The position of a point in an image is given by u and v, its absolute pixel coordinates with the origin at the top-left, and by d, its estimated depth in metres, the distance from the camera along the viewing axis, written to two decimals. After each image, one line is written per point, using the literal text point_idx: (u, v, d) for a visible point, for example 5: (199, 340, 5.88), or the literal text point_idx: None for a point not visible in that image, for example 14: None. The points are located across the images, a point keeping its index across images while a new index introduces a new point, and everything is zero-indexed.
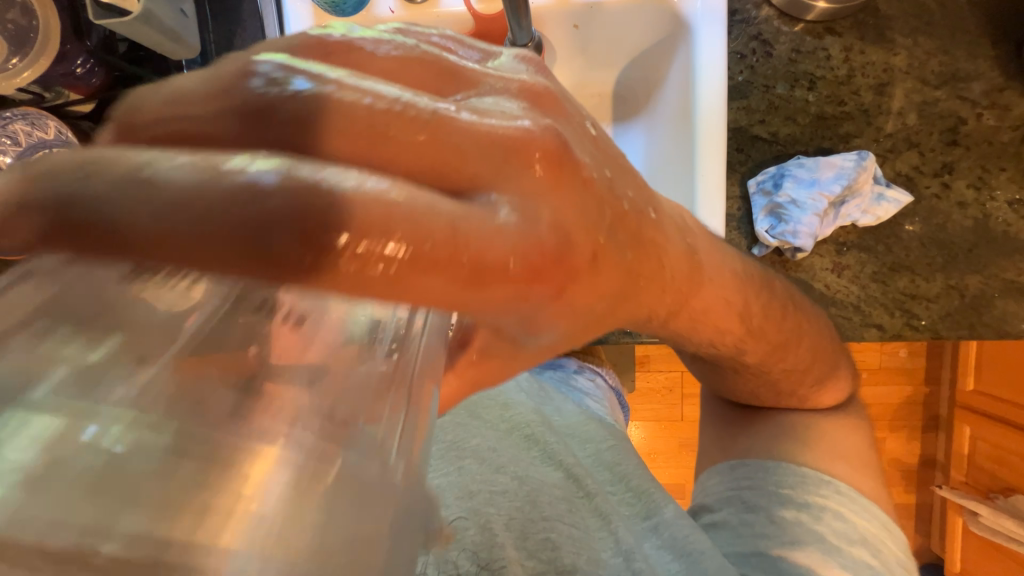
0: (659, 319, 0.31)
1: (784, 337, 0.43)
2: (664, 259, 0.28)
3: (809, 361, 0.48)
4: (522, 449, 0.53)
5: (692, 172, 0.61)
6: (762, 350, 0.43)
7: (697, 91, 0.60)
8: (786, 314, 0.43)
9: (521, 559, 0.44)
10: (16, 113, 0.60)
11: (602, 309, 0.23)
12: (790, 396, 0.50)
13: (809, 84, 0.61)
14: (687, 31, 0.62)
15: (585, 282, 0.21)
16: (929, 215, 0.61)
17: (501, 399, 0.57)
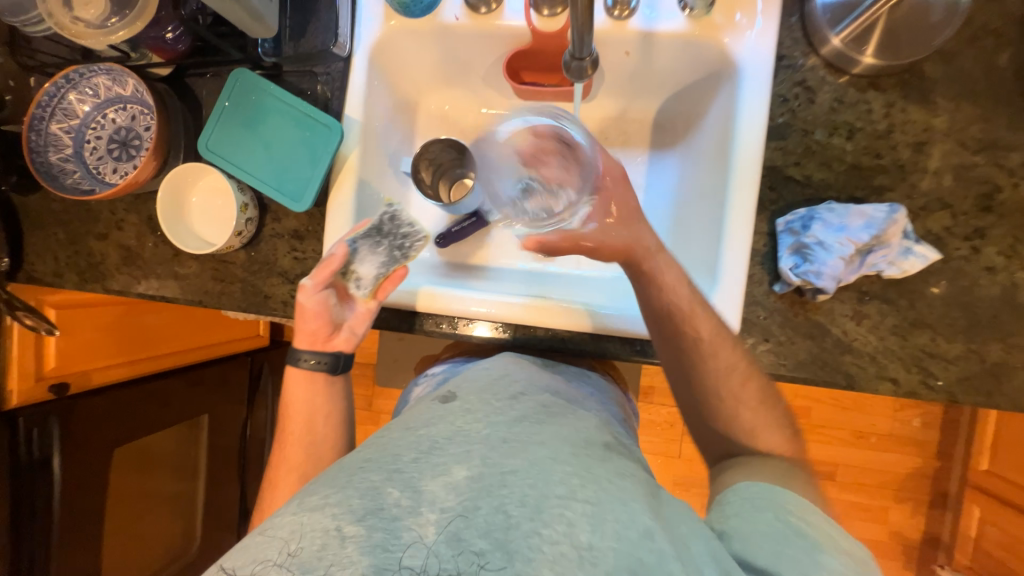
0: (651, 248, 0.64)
1: (710, 342, 0.60)
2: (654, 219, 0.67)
3: (735, 388, 0.61)
4: (524, 428, 0.51)
5: (724, 205, 0.64)
6: (691, 335, 0.61)
7: (736, 143, 0.63)
8: (710, 318, 0.61)
9: (537, 530, 0.42)
10: (100, 67, 0.68)
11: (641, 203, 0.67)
12: (734, 408, 0.61)
13: (847, 134, 0.63)
14: (732, 72, 0.65)
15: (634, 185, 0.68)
16: (956, 277, 0.61)
17: (510, 388, 0.57)
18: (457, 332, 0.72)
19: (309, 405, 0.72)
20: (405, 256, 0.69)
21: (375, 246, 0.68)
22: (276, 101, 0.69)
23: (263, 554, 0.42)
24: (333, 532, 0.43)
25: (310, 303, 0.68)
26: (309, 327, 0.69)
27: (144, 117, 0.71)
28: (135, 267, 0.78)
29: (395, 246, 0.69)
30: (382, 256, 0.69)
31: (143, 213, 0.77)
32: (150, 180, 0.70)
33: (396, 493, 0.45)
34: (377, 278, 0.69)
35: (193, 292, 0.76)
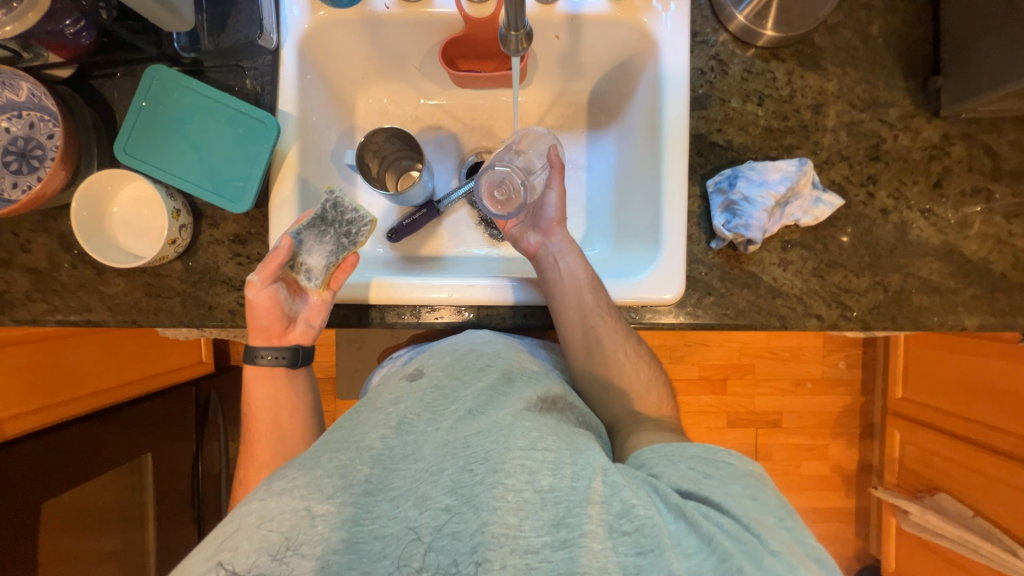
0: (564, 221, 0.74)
1: (595, 307, 0.67)
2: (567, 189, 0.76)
3: (619, 325, 0.67)
4: (493, 402, 0.51)
5: (659, 173, 0.69)
6: (576, 297, 0.67)
7: (664, 115, 0.68)
8: (589, 283, 0.68)
9: (507, 484, 0.43)
10: None
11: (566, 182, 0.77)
12: (619, 349, 0.67)
13: (758, 101, 0.70)
14: (654, 48, 0.70)
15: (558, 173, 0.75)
16: (858, 220, 0.69)
17: (477, 360, 0.56)
18: (421, 321, 0.71)
19: (264, 428, 0.65)
20: (352, 244, 0.66)
21: (321, 235, 0.65)
22: (205, 99, 0.65)
23: (234, 543, 0.41)
24: (304, 513, 0.42)
25: (259, 298, 0.63)
26: (262, 324, 0.65)
27: (45, 125, 0.64)
28: (49, 292, 0.70)
29: (341, 234, 0.66)
30: (329, 246, 0.65)
31: (55, 232, 0.70)
32: (60, 192, 0.63)
33: (366, 469, 0.45)
34: (327, 269, 0.65)
35: (123, 312, 0.70)
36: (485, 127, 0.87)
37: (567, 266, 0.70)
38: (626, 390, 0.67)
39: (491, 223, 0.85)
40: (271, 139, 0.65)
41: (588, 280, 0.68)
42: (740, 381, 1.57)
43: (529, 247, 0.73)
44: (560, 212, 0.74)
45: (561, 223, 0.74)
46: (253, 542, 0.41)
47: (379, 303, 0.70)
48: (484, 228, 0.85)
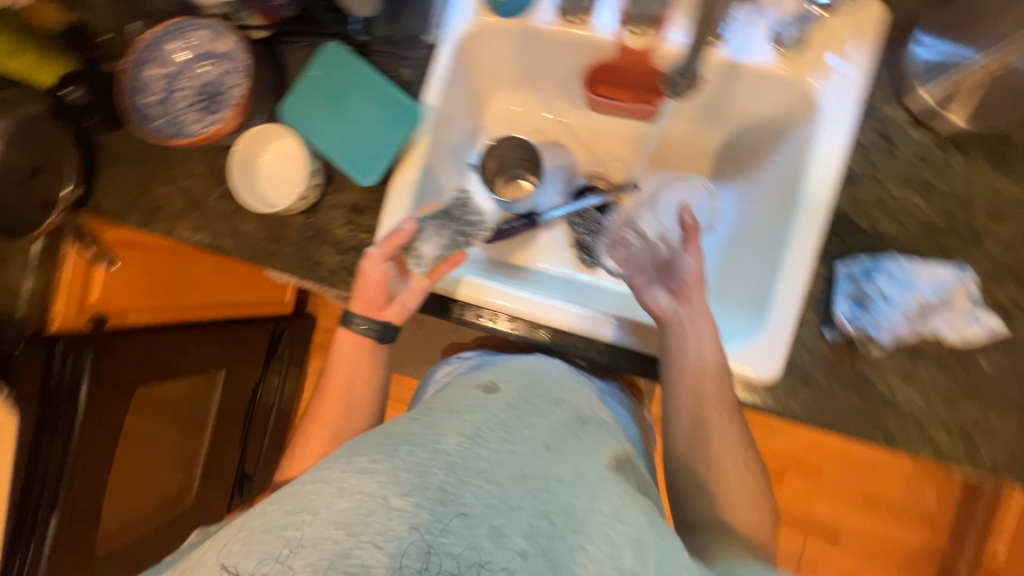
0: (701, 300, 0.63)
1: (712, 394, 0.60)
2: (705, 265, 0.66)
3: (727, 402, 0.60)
4: (569, 445, 0.50)
5: (783, 244, 0.63)
6: (694, 382, 0.60)
7: (807, 184, 0.63)
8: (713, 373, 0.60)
9: (588, 547, 0.42)
10: (204, 23, 0.71)
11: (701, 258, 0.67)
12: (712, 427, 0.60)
13: (922, 190, 0.62)
14: (814, 113, 0.65)
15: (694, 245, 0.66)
16: (1016, 351, 0.59)
17: (553, 393, 0.58)
18: (493, 327, 0.72)
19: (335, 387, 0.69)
20: (466, 244, 0.70)
21: (441, 227, 0.69)
22: (363, 79, 0.70)
23: (313, 507, 0.42)
24: (380, 502, 0.42)
25: (375, 271, 0.66)
26: (368, 296, 0.67)
27: (233, 75, 0.73)
28: (194, 216, 0.81)
29: (459, 231, 0.70)
30: (444, 239, 0.69)
31: (213, 166, 0.80)
32: (230, 134, 0.72)
33: (441, 475, 0.44)
34: (436, 259, 0.68)
35: (246, 247, 0.78)
36: (603, 154, 0.87)
37: (697, 341, 0.61)
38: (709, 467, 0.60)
39: (585, 248, 0.83)
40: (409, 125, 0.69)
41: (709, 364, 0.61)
42: (799, 478, 1.41)
43: (658, 308, 0.64)
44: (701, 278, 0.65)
45: (699, 289, 0.64)
46: (331, 515, 0.42)
47: (465, 299, 0.71)
48: (578, 250, 0.84)
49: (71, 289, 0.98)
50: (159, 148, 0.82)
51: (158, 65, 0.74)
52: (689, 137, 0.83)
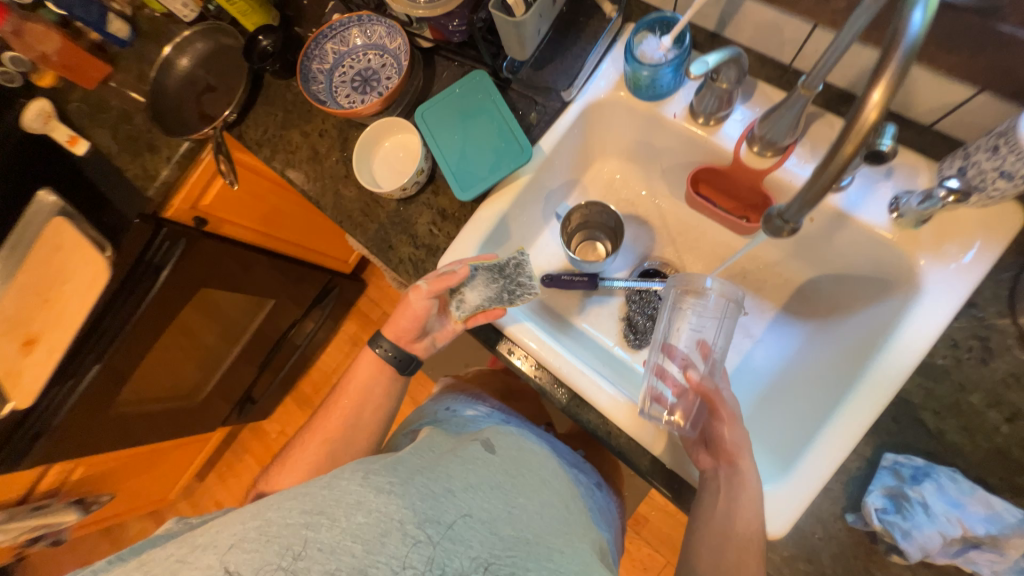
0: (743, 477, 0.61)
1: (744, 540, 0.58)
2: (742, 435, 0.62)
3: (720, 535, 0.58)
4: (548, 519, 0.63)
5: (832, 410, 0.60)
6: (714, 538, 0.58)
7: (875, 362, 0.61)
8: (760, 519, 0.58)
9: None
10: (385, 21, 0.82)
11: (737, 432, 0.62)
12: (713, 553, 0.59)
13: (1009, 415, 0.57)
14: (913, 292, 0.62)
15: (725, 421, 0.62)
16: None
17: (539, 473, 0.69)
18: (522, 369, 0.74)
19: (350, 404, 0.77)
20: (507, 301, 0.72)
21: (491, 281, 0.72)
22: (495, 111, 0.76)
23: (336, 518, 0.52)
24: (395, 522, 0.52)
25: (420, 303, 0.72)
26: (404, 325, 0.74)
27: (391, 70, 0.84)
28: (312, 169, 0.91)
29: (507, 288, 0.72)
30: (492, 292, 0.72)
31: (342, 134, 0.91)
32: (368, 116, 0.82)
33: (453, 515, 0.56)
34: (477, 308, 0.72)
35: (340, 211, 0.87)
36: (684, 247, 0.88)
37: (731, 499, 0.59)
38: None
39: (634, 327, 0.87)
40: (519, 163, 0.74)
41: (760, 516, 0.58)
42: None
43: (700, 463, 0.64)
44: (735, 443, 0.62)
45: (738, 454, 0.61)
46: (357, 527, 0.51)
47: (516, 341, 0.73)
48: (625, 327, 0.88)
49: (193, 189, 1.10)
50: (308, 104, 0.94)
51: (335, 41, 0.85)
52: (774, 263, 0.82)
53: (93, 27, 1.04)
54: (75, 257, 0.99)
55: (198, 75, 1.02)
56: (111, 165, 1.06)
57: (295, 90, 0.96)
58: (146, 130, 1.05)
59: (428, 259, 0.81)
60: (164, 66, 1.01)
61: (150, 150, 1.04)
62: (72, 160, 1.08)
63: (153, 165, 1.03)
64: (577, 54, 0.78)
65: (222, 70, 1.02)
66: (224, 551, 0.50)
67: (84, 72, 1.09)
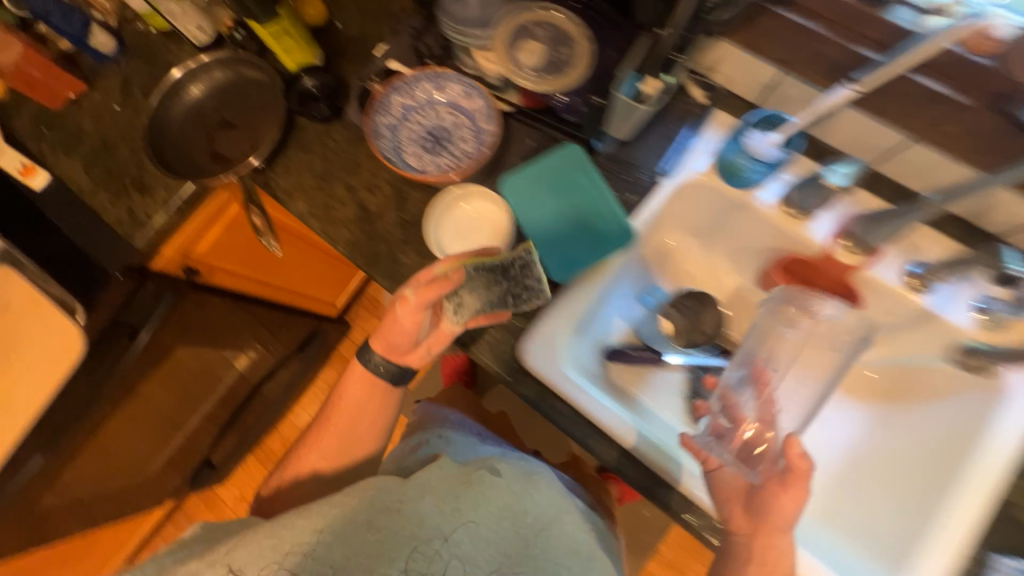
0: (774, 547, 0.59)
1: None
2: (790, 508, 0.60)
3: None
4: (560, 528, 0.61)
5: (943, 509, 0.65)
6: None
7: (973, 461, 0.65)
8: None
9: None
10: (463, 79, 0.76)
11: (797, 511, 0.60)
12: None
13: None
14: (996, 396, 0.67)
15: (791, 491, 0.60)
16: None
17: (556, 489, 0.65)
18: (611, 463, 0.70)
19: (341, 416, 0.70)
20: (512, 304, 0.68)
21: (492, 281, 0.67)
22: (589, 185, 0.71)
23: (339, 530, 0.52)
24: (409, 530, 0.54)
25: (415, 316, 0.66)
26: (395, 343, 0.67)
27: (465, 130, 0.77)
28: (360, 228, 0.80)
29: (510, 292, 0.67)
30: (495, 295, 0.68)
31: (399, 193, 0.81)
32: (442, 180, 0.74)
33: (452, 528, 0.55)
34: (476, 311, 0.67)
35: (399, 282, 0.77)
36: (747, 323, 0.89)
37: None
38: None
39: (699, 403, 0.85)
40: (620, 248, 0.70)
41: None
42: None
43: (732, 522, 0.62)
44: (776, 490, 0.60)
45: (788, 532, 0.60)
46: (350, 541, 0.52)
47: (570, 405, 0.71)
48: (688, 403, 0.86)
49: (188, 235, 0.93)
50: (353, 153, 0.84)
51: (403, 94, 0.77)
52: None
53: (72, 37, 0.86)
54: (24, 318, 0.77)
55: (210, 108, 0.88)
56: (83, 204, 0.87)
57: (338, 137, 0.85)
58: (134, 165, 0.88)
59: (507, 340, 0.72)
60: (169, 93, 0.86)
61: (139, 189, 0.87)
62: (25, 195, 0.87)
63: (142, 209, 0.86)
64: (667, 134, 0.77)
65: (243, 106, 0.88)
66: (230, 551, 0.52)
67: (50, 88, 0.89)
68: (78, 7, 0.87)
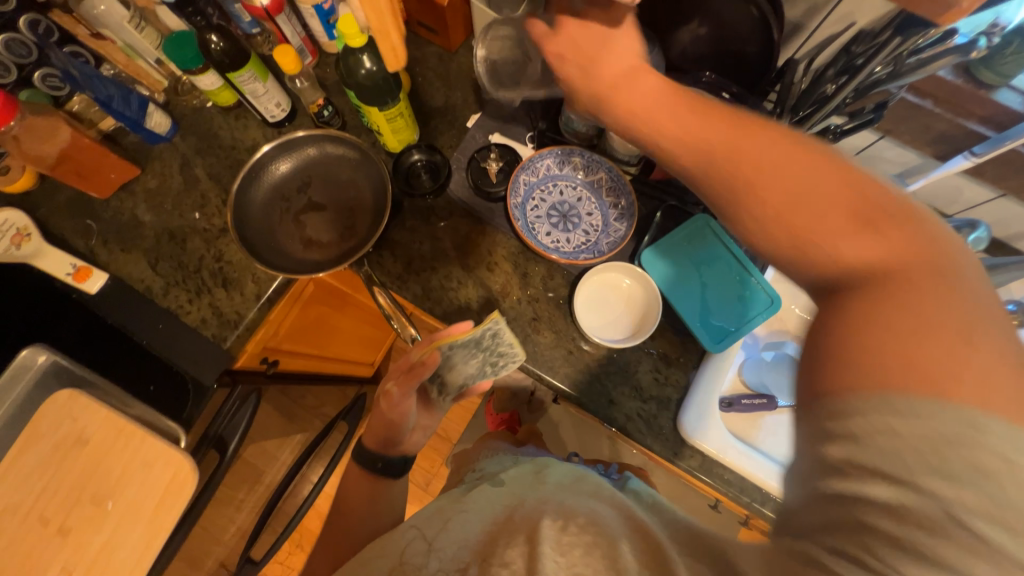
0: (894, 290, 0.30)
1: (982, 305, 0.29)
2: (847, 202, 0.33)
3: (920, 277, 0.30)
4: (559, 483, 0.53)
5: None
6: None
7: None
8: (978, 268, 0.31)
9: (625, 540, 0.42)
10: (586, 155, 0.76)
11: (845, 219, 0.32)
12: (892, 276, 0.30)
13: None
14: None
15: (851, 213, 0.32)
16: None
17: (552, 473, 0.58)
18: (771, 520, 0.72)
19: (342, 507, 0.70)
20: (491, 369, 0.71)
21: (469, 355, 0.68)
22: (726, 253, 0.74)
23: None
24: (379, 557, 0.49)
25: (401, 406, 0.65)
26: (381, 434, 0.68)
27: (590, 203, 0.77)
28: (487, 309, 0.78)
29: (488, 358, 0.69)
30: (473, 365, 0.69)
31: (520, 267, 0.79)
32: (580, 258, 0.75)
33: (412, 545, 0.49)
34: (461, 385, 0.70)
35: (538, 361, 0.75)
36: None
37: None
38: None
39: None
40: (766, 315, 0.72)
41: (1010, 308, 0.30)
42: None
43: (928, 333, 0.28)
44: (718, 105, 0.39)
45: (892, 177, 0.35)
46: None
47: (712, 456, 0.71)
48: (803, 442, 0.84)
49: (272, 326, 0.85)
50: (464, 229, 0.80)
51: (528, 172, 0.76)
52: None
53: (128, 120, 0.77)
54: (111, 457, 0.66)
55: (295, 187, 0.81)
56: (155, 309, 0.77)
57: (447, 214, 0.81)
58: (212, 258, 0.79)
59: (660, 413, 0.73)
60: (250, 175, 0.78)
61: (222, 284, 0.78)
62: (77, 301, 0.76)
63: (230, 307, 0.77)
64: None
65: (333, 185, 0.82)
66: None
67: (100, 178, 0.78)
68: (132, 88, 0.78)
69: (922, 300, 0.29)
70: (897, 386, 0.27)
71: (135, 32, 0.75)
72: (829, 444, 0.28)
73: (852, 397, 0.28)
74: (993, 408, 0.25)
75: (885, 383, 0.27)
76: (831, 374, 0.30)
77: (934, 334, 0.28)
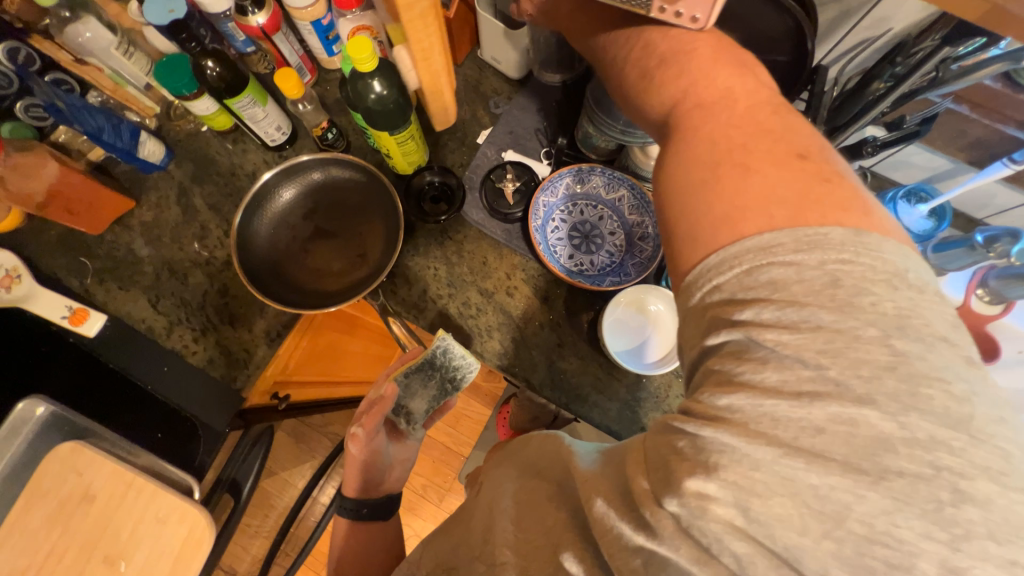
0: (740, 145, 0.34)
1: (764, 138, 0.34)
2: (708, 83, 0.37)
3: (757, 135, 0.34)
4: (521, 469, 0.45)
5: None
6: None
7: None
8: (765, 103, 0.36)
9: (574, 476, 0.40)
10: (606, 173, 0.73)
11: (707, 96, 0.37)
12: (695, 134, 0.36)
13: None
14: None
15: (715, 92, 0.37)
16: None
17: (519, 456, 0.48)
18: None
19: (351, 546, 0.69)
20: (453, 388, 0.70)
21: (426, 380, 0.68)
22: None
23: None
24: None
25: (370, 447, 0.67)
26: (359, 479, 0.69)
27: (612, 222, 0.75)
28: (509, 336, 0.74)
29: (446, 379, 0.69)
30: (433, 389, 0.69)
31: (540, 289, 0.75)
32: (606, 284, 0.72)
33: None
34: (427, 412, 0.71)
35: (563, 390, 0.72)
36: None
37: None
38: (848, 302, 0.28)
39: None
40: None
41: (796, 131, 0.35)
42: None
43: (767, 178, 0.32)
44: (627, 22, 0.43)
45: (696, 39, 0.39)
46: None
47: None
48: None
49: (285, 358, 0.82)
50: (482, 253, 0.77)
51: (547, 192, 0.74)
52: None
53: (121, 152, 0.72)
54: (123, 508, 0.63)
55: (300, 216, 0.76)
56: (159, 351, 0.72)
57: (461, 234, 0.78)
58: (216, 293, 0.75)
59: None
60: (253, 206, 0.74)
61: (229, 321, 0.74)
62: (74, 345, 0.72)
63: (238, 343, 0.73)
64: None
65: (341, 210, 0.77)
66: None
67: (95, 216, 0.74)
68: (122, 116, 0.74)
69: (738, 146, 0.34)
70: (720, 224, 0.32)
71: (124, 59, 0.71)
72: (719, 302, 0.32)
73: (690, 262, 0.34)
74: (776, 220, 0.31)
75: (699, 233, 0.33)
76: (681, 240, 0.35)
77: (722, 174, 0.33)
